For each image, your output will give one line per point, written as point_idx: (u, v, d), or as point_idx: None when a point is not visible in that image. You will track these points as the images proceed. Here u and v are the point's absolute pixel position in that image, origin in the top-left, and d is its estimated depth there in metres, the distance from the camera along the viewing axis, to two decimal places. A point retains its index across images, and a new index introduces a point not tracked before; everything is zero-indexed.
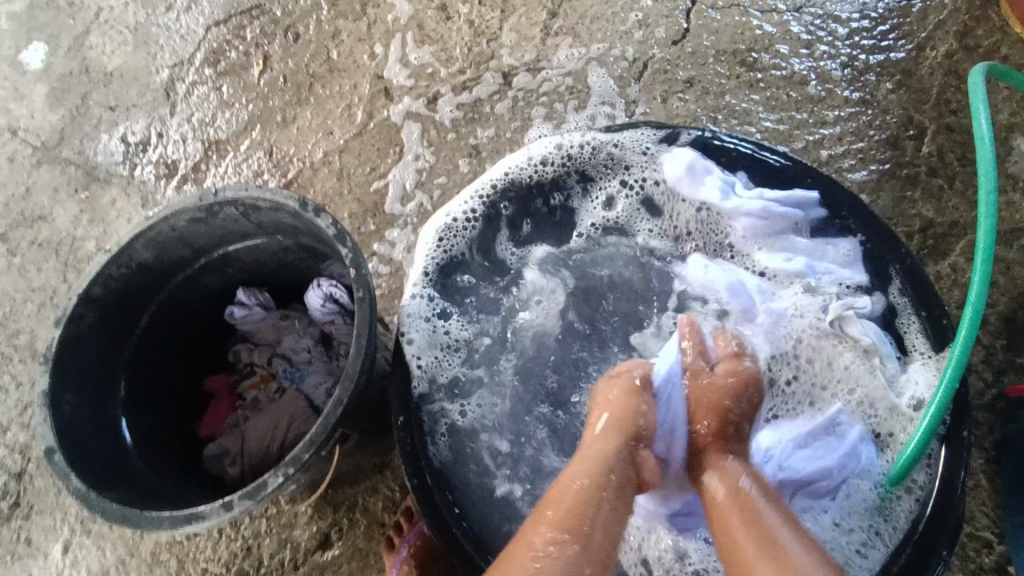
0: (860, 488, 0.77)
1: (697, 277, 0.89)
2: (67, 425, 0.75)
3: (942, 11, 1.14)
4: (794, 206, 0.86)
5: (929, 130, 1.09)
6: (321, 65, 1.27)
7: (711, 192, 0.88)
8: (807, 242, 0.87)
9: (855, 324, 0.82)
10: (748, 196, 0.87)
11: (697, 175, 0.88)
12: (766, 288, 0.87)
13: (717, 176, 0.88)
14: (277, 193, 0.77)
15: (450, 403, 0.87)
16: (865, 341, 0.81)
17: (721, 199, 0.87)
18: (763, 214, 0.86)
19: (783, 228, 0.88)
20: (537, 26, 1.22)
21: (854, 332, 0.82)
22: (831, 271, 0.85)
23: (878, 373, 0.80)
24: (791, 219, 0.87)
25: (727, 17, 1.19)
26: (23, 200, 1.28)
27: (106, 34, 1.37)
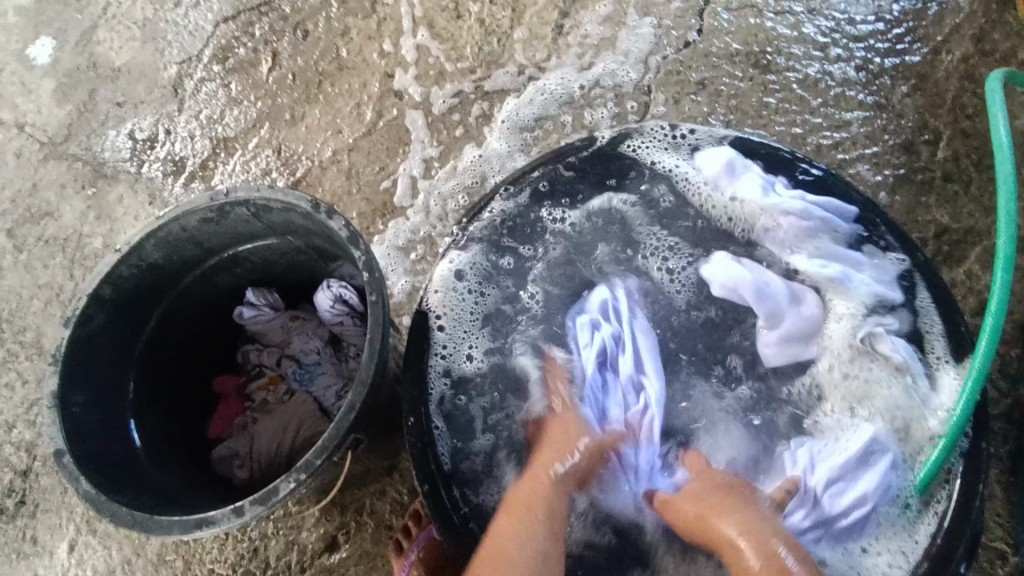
0: (888, 515, 0.74)
1: (719, 276, 0.85)
2: (76, 426, 0.74)
3: (958, 14, 1.13)
4: (834, 213, 0.85)
5: (944, 134, 1.08)
6: (331, 63, 1.26)
7: (751, 188, 0.86)
8: (844, 251, 0.84)
9: (885, 341, 0.79)
10: (788, 196, 0.85)
11: (735, 172, 0.87)
12: (795, 294, 0.83)
13: (757, 173, 0.87)
14: (289, 194, 0.76)
15: (461, 401, 0.85)
16: (898, 359, 0.78)
17: (760, 196, 0.85)
18: (801, 215, 0.84)
19: (823, 232, 0.84)
20: (549, 25, 1.21)
21: (884, 349, 0.79)
22: (865, 283, 0.81)
23: (911, 394, 0.77)
24: (830, 225, 0.84)
25: (740, 19, 1.18)
26: (30, 196, 1.28)
27: (114, 30, 1.36)
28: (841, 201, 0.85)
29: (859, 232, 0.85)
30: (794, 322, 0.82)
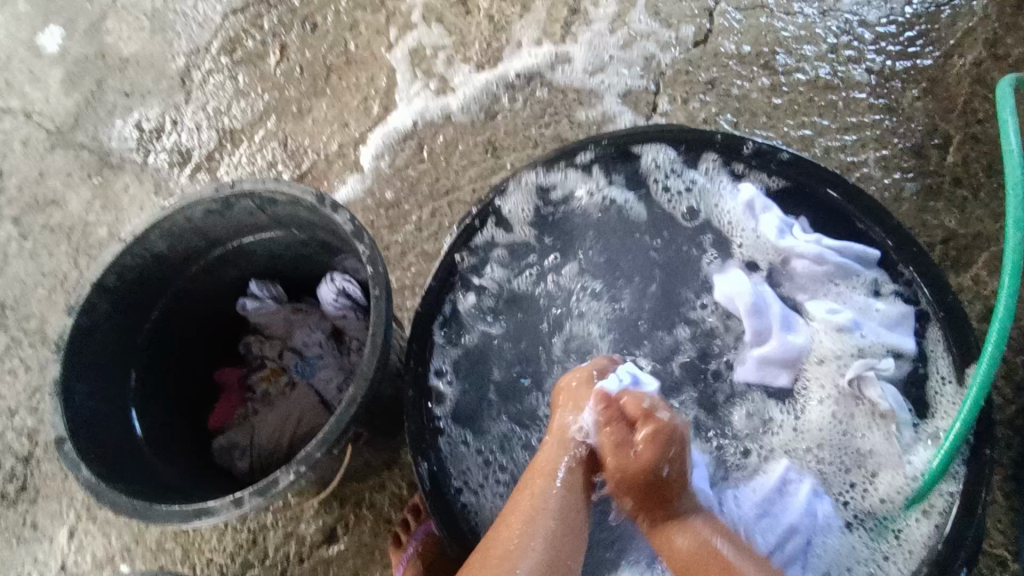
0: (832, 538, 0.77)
1: (725, 285, 0.87)
2: (79, 413, 0.74)
3: (971, 18, 1.12)
4: (852, 261, 0.84)
5: (954, 139, 1.07)
6: (339, 56, 1.26)
7: (768, 229, 0.87)
8: (862, 300, 0.84)
9: (874, 387, 0.79)
10: (805, 239, 0.86)
11: (755, 210, 0.88)
12: (789, 321, 0.85)
13: (776, 214, 0.87)
14: (295, 186, 0.76)
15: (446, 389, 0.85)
16: (882, 405, 0.79)
17: (775, 238, 0.86)
18: (815, 259, 0.85)
19: (842, 279, 0.85)
20: (558, 22, 1.21)
21: (872, 394, 0.79)
22: (875, 332, 0.82)
23: (895, 440, 0.78)
24: (849, 272, 0.84)
25: (751, 18, 1.17)
26: (37, 183, 1.28)
27: (123, 19, 1.36)
28: (862, 248, 0.84)
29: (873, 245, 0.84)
30: (780, 348, 0.84)
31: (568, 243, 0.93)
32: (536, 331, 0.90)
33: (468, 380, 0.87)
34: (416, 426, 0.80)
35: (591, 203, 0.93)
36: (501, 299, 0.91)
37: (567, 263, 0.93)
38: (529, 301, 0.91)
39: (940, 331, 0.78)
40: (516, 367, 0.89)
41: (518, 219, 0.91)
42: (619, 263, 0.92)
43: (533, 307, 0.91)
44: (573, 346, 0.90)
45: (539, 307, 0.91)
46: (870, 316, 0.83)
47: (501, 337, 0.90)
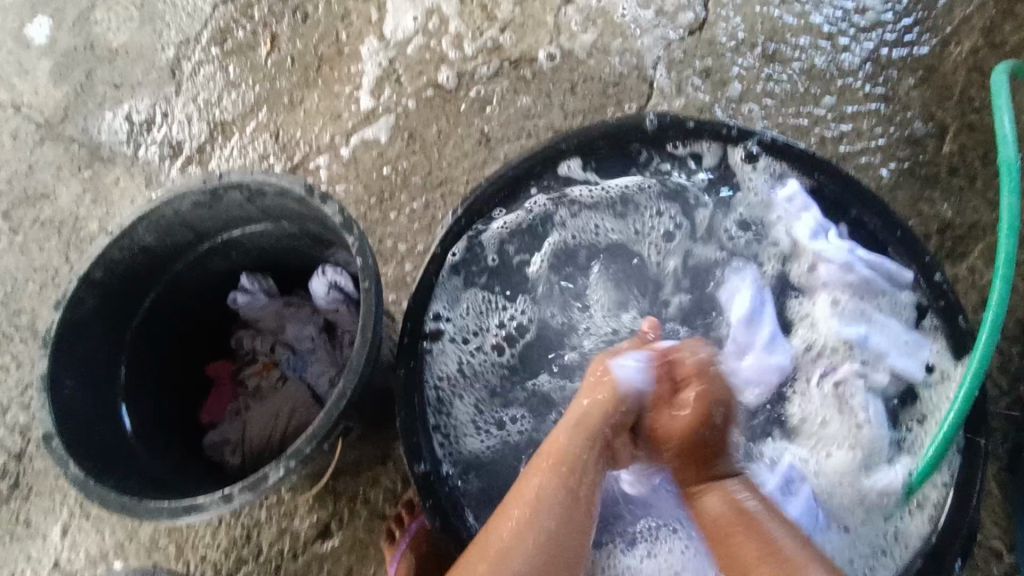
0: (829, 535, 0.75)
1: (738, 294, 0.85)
2: (66, 410, 0.74)
3: (968, 5, 1.10)
4: (880, 278, 0.80)
5: (951, 128, 1.06)
6: (329, 47, 1.24)
7: (801, 229, 0.83)
8: (883, 319, 0.80)
9: (857, 397, 0.78)
10: (838, 245, 0.81)
11: (794, 207, 0.84)
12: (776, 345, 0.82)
13: (814, 214, 0.83)
14: (282, 178, 0.75)
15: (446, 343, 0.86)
16: (862, 415, 0.77)
17: (807, 239, 0.82)
18: (844, 266, 0.80)
19: (870, 293, 0.81)
20: (550, 10, 1.19)
21: (855, 403, 0.78)
22: (881, 353, 0.79)
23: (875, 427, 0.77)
24: (877, 289, 0.80)
25: (747, 7, 1.16)
26: (26, 177, 1.27)
27: (112, 10, 1.34)
28: (895, 266, 0.80)
29: (871, 238, 0.82)
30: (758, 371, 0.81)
31: (604, 216, 0.91)
32: (546, 304, 0.90)
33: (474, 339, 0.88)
34: (409, 419, 0.80)
35: (657, 163, 0.89)
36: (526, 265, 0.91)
37: (595, 235, 0.91)
38: (547, 268, 0.91)
39: (942, 326, 0.79)
40: (514, 333, 0.89)
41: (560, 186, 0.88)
42: (639, 238, 0.91)
43: (551, 282, 0.91)
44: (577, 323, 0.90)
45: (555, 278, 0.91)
46: (884, 336, 0.80)
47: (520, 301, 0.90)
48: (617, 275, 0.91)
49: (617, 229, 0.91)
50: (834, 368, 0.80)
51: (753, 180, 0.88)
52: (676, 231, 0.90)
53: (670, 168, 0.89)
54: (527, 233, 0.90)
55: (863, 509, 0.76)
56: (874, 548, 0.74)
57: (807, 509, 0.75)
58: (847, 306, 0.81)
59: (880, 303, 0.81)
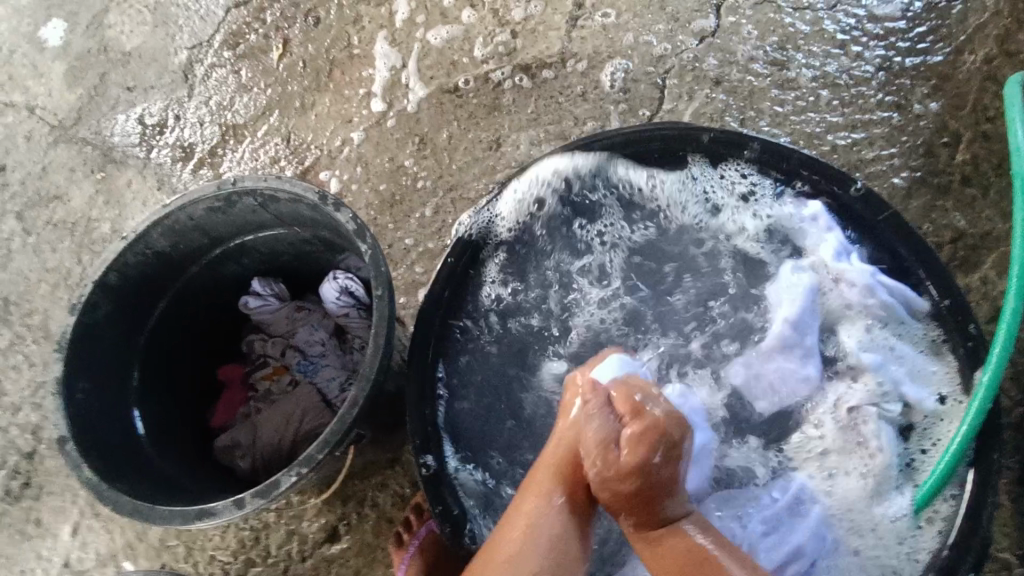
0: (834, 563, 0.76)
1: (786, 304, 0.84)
2: (79, 412, 0.74)
3: (982, 14, 1.10)
4: (900, 305, 0.79)
5: (964, 137, 1.06)
6: (341, 51, 1.25)
7: (823, 251, 0.83)
8: (907, 353, 0.80)
9: (871, 424, 0.78)
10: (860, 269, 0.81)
11: (818, 229, 0.83)
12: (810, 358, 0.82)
13: (837, 237, 0.82)
14: (296, 184, 0.75)
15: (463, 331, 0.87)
16: (873, 444, 0.77)
17: (831, 259, 0.82)
18: (863, 292, 0.80)
19: (888, 321, 0.80)
20: (562, 16, 1.19)
21: (867, 431, 0.78)
22: (897, 385, 0.79)
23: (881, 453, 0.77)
24: (895, 317, 0.80)
25: (759, 14, 1.16)
26: (39, 178, 1.28)
27: (125, 13, 1.35)
28: (913, 295, 0.79)
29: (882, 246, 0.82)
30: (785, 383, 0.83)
31: (619, 219, 0.91)
32: (556, 307, 0.90)
33: (490, 333, 0.88)
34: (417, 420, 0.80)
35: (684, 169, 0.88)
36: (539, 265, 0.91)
37: (608, 237, 0.91)
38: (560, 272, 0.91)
39: (948, 347, 0.78)
40: (524, 336, 0.89)
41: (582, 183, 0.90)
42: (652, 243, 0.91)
43: (559, 285, 0.90)
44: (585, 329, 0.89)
45: (563, 281, 0.91)
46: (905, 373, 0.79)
47: (532, 303, 0.90)
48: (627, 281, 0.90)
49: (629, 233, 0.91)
50: (850, 394, 0.80)
51: (789, 194, 0.86)
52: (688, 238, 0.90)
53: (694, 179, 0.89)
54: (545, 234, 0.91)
55: (876, 535, 0.76)
56: (885, 569, 0.74)
57: (815, 532, 0.76)
58: (879, 335, 0.81)
59: (902, 334, 0.80)
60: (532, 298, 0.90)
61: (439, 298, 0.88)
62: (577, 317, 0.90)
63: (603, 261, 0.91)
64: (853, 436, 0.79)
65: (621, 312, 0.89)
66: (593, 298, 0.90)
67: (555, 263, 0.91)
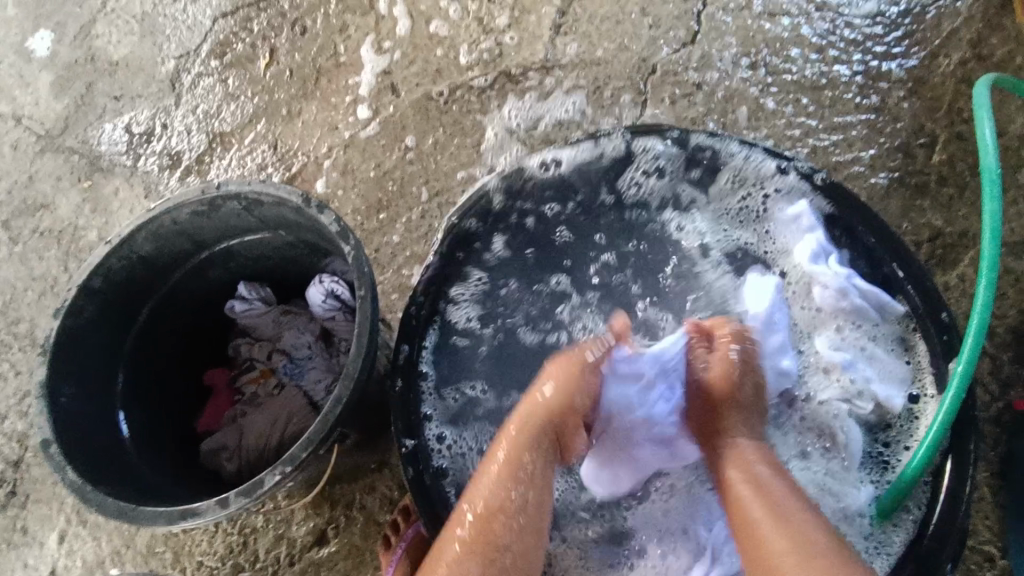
0: None
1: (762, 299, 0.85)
2: (64, 416, 0.74)
3: (956, 18, 1.13)
4: (873, 308, 0.80)
5: (941, 138, 1.08)
6: (328, 59, 1.26)
7: (802, 251, 0.84)
8: (881, 355, 0.80)
9: (841, 422, 0.80)
10: (837, 270, 0.82)
11: (799, 229, 0.85)
12: (787, 354, 0.84)
13: (818, 238, 0.83)
14: (280, 188, 0.76)
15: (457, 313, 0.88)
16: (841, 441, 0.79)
17: (808, 262, 0.84)
18: (838, 291, 0.81)
19: (860, 322, 0.82)
20: (546, 23, 1.21)
21: (836, 430, 0.80)
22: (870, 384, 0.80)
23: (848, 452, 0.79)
24: (869, 319, 0.81)
25: (738, 20, 1.18)
26: (26, 187, 1.28)
27: (113, 23, 1.36)
28: (887, 297, 0.79)
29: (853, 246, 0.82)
30: (766, 376, 0.84)
31: (619, 200, 0.92)
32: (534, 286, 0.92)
33: (483, 316, 0.90)
34: (400, 410, 0.80)
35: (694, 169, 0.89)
36: (532, 241, 0.92)
37: (600, 219, 0.92)
38: (547, 247, 0.92)
39: (920, 332, 0.78)
40: (503, 316, 0.91)
41: (598, 168, 0.90)
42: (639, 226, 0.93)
43: (541, 261, 0.92)
44: (559, 302, 0.92)
45: (546, 254, 0.92)
46: (877, 373, 0.80)
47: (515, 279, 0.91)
48: (605, 259, 0.92)
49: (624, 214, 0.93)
50: (821, 388, 0.83)
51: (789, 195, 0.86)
52: (672, 220, 0.93)
53: (705, 174, 0.89)
54: (547, 215, 0.91)
55: (837, 532, 0.77)
56: None
57: None
58: (850, 335, 0.83)
59: (876, 336, 0.81)
60: (517, 278, 0.91)
61: (467, 256, 0.88)
62: (550, 292, 0.92)
63: (587, 238, 0.92)
64: (824, 438, 0.81)
65: (614, 295, 0.92)
66: (569, 274, 0.92)
67: (545, 240, 0.92)
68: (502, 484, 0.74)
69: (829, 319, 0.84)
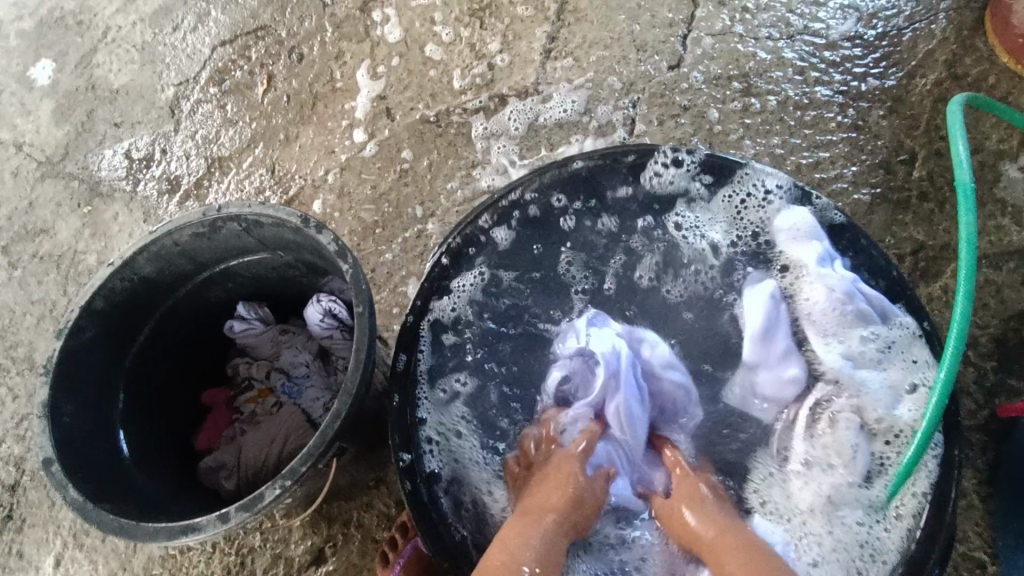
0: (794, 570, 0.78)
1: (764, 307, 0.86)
2: (65, 435, 0.75)
3: (931, 40, 1.17)
4: (874, 314, 0.81)
5: (920, 155, 1.12)
6: (324, 85, 1.30)
7: (806, 256, 0.84)
8: (881, 360, 0.82)
9: (841, 427, 0.80)
10: (842, 274, 0.82)
11: (804, 235, 0.85)
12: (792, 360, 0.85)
13: (821, 244, 0.84)
14: (279, 209, 0.78)
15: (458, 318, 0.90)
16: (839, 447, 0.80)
17: (815, 264, 0.84)
18: (845, 297, 0.81)
19: (861, 328, 0.82)
20: (536, 49, 1.25)
21: (835, 435, 0.80)
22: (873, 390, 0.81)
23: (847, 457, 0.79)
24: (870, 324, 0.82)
25: (722, 43, 1.22)
26: (26, 213, 1.30)
27: (113, 53, 1.39)
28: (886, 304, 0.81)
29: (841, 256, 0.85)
30: (771, 384, 0.85)
31: (618, 209, 0.94)
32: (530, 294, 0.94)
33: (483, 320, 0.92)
34: (397, 419, 0.81)
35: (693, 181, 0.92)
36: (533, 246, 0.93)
37: (598, 226, 0.94)
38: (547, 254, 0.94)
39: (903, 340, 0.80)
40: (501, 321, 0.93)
41: (602, 179, 0.91)
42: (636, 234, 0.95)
43: (540, 269, 0.94)
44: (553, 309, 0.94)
45: (544, 261, 0.94)
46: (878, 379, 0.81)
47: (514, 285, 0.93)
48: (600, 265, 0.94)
49: (623, 223, 0.95)
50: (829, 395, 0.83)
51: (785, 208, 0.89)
52: (668, 230, 0.95)
53: (702, 187, 0.92)
54: (549, 222, 0.93)
55: (835, 539, 0.78)
56: (850, 570, 0.76)
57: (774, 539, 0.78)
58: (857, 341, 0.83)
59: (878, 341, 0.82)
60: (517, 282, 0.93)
61: (469, 267, 0.89)
62: (546, 301, 0.94)
63: (584, 246, 0.94)
64: (821, 444, 0.81)
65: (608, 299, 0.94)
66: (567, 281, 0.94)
67: (545, 245, 0.94)
68: (532, 525, 0.71)
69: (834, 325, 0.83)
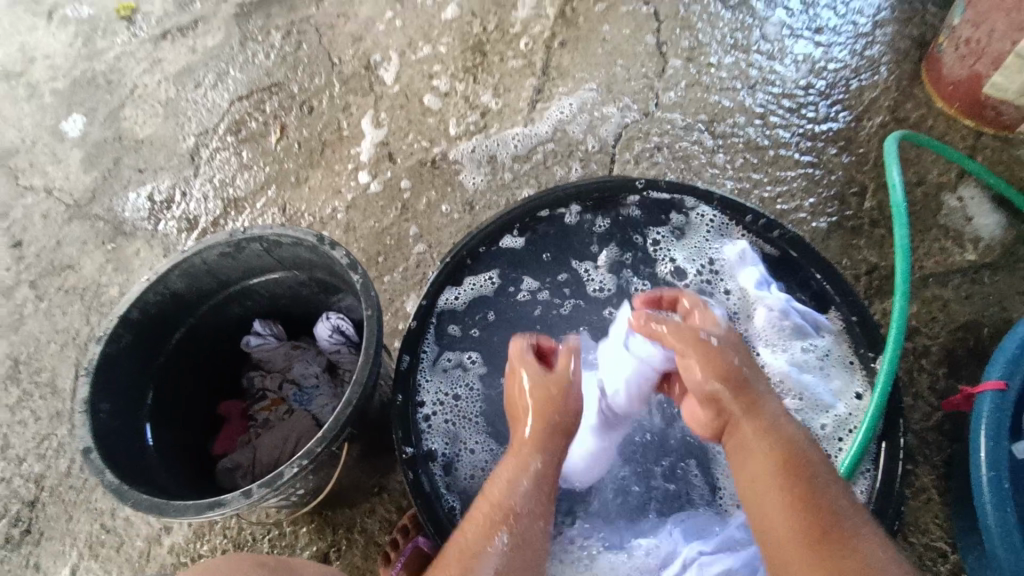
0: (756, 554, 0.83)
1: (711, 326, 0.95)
2: (102, 429, 0.82)
3: (875, 89, 1.32)
4: (810, 326, 0.92)
5: (870, 187, 1.25)
6: (332, 133, 1.43)
7: (747, 281, 0.96)
8: (817, 365, 0.92)
9: None
10: (777, 295, 0.94)
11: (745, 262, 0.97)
12: None
13: (759, 270, 0.95)
14: (298, 230, 0.88)
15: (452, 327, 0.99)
16: None
17: (753, 288, 0.95)
18: (782, 313, 0.92)
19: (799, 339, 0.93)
20: (524, 99, 1.40)
21: None
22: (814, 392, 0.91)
23: None
24: (806, 335, 0.92)
25: (690, 93, 1.37)
26: (54, 251, 1.40)
27: (139, 107, 1.53)
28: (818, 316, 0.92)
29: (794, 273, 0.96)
30: None
31: (599, 229, 1.04)
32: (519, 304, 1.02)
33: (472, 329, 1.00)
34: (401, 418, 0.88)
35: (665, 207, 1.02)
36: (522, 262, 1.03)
37: (580, 244, 1.04)
38: (534, 269, 1.03)
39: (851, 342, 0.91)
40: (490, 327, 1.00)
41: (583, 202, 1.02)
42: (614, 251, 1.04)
43: (527, 281, 1.03)
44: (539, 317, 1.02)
45: (532, 276, 1.03)
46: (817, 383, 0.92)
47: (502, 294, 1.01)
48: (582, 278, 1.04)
49: (603, 242, 1.04)
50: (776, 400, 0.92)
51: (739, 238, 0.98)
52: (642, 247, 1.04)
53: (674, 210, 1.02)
54: (538, 241, 1.03)
55: None
56: None
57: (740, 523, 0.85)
58: (796, 352, 0.93)
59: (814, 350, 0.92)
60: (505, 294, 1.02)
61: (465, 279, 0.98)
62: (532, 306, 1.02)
63: (565, 263, 1.04)
64: None
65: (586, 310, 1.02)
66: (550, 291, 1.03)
67: (532, 262, 1.03)
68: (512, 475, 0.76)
69: (773, 339, 0.94)
